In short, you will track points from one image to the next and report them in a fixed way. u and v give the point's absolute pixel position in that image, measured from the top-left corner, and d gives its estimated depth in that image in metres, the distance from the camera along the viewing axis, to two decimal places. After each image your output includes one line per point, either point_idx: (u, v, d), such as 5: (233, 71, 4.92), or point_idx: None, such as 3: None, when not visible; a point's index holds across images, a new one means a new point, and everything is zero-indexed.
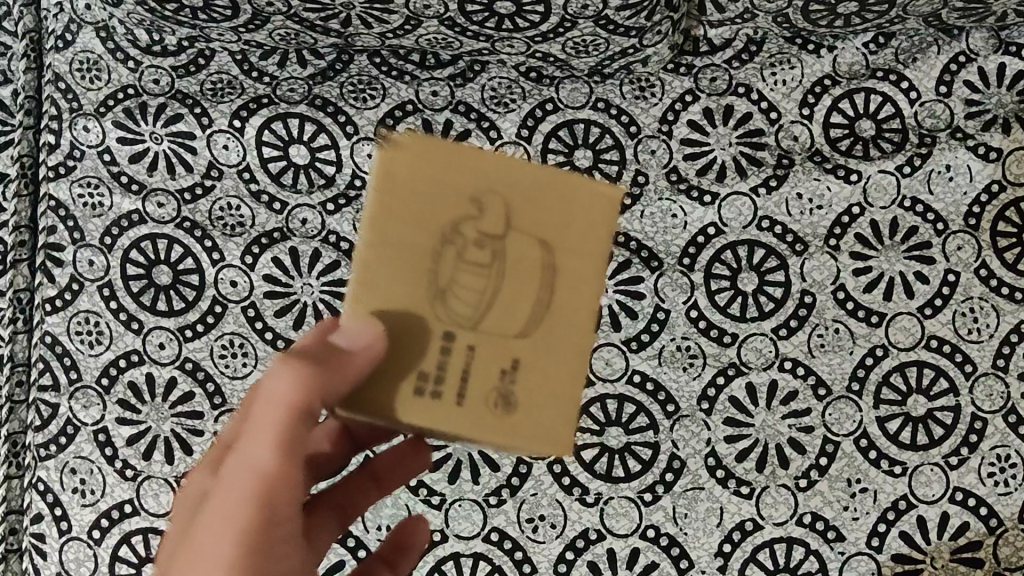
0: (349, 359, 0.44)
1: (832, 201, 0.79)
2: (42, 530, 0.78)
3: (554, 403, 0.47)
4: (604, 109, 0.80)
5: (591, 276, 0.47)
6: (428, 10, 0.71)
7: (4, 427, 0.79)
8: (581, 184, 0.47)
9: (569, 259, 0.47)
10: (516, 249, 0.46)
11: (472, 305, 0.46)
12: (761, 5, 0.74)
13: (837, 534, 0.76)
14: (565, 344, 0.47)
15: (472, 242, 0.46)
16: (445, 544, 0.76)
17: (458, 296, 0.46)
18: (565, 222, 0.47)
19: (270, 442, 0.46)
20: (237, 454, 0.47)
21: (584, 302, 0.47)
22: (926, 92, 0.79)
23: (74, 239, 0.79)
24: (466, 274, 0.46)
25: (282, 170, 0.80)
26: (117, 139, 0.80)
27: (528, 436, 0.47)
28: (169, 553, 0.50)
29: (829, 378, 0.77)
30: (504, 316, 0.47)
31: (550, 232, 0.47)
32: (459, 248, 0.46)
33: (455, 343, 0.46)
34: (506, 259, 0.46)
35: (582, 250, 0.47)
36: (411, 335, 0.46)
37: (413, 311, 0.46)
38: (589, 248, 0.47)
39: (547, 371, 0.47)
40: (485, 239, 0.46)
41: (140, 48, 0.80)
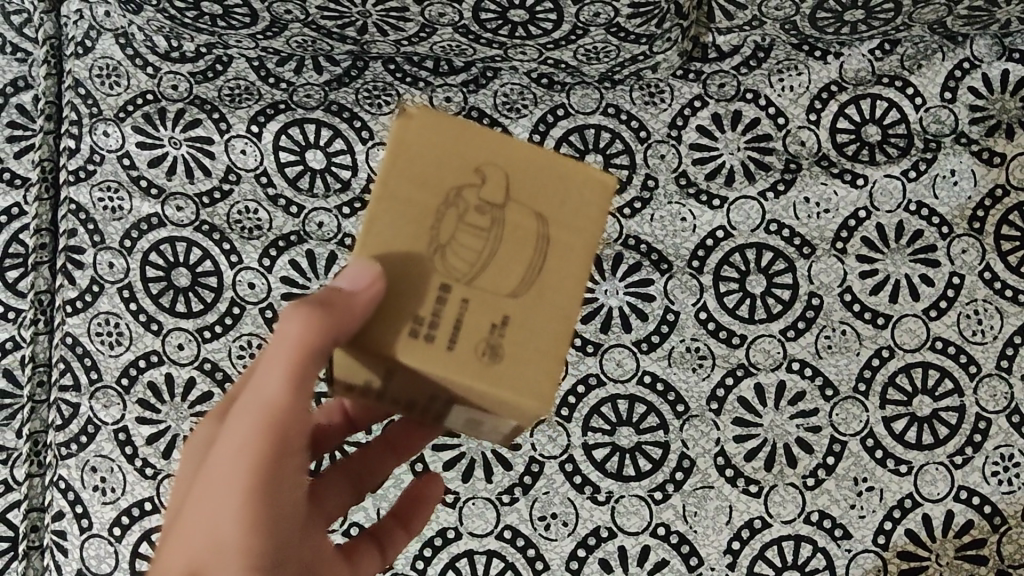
0: (354, 299, 0.43)
1: (840, 205, 0.80)
2: (64, 527, 0.79)
3: (537, 366, 0.46)
4: (614, 115, 0.82)
5: (579, 250, 0.47)
6: (443, 18, 0.72)
7: (25, 426, 0.81)
8: (574, 170, 0.48)
9: (560, 234, 0.47)
10: (513, 219, 0.47)
11: (466, 263, 0.46)
12: (770, 12, 0.75)
13: (845, 532, 0.77)
14: (550, 311, 0.47)
15: (472, 209, 0.46)
16: (458, 541, 0.77)
17: (453, 255, 0.46)
18: (558, 200, 0.47)
19: (277, 386, 0.47)
20: (246, 396, 0.48)
21: (571, 273, 0.47)
22: (931, 98, 0.80)
23: (94, 242, 0.81)
24: (462, 234, 0.46)
25: (299, 174, 0.82)
26: (137, 144, 0.82)
27: (513, 391, 0.45)
28: (187, 487, 0.52)
29: (836, 380, 0.79)
30: (497, 278, 0.46)
31: (546, 205, 0.47)
32: (460, 212, 0.46)
33: (449, 298, 0.46)
34: (502, 223, 0.46)
35: (576, 226, 0.47)
36: (408, 288, 0.45)
37: (412, 267, 0.46)
38: (579, 226, 0.47)
39: (533, 334, 0.46)
40: (485, 206, 0.46)
41: (159, 54, 0.82)
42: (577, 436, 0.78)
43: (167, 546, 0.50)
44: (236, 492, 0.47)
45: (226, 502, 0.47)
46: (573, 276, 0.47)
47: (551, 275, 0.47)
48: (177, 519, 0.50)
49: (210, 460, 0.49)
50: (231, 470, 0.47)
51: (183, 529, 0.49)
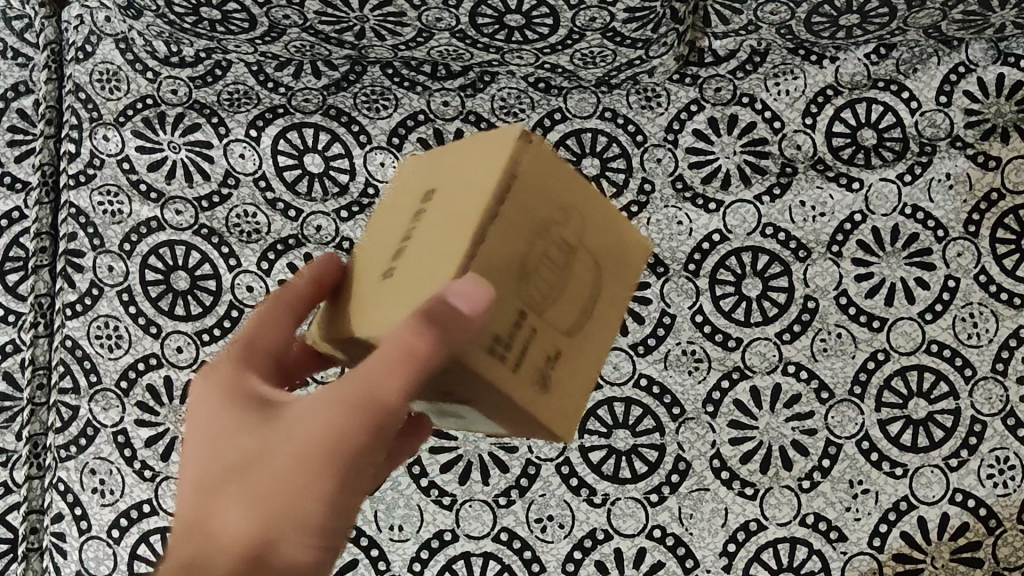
0: (471, 322, 0.41)
1: (835, 209, 0.81)
2: (63, 529, 0.79)
3: (571, 397, 0.49)
4: (611, 119, 0.82)
5: (615, 301, 0.51)
6: (440, 23, 0.73)
7: (25, 428, 0.81)
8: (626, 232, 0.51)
9: (608, 284, 0.50)
10: (581, 262, 0.48)
11: (541, 289, 0.46)
12: (765, 17, 0.76)
13: (840, 534, 0.77)
14: (586, 351, 0.50)
15: (556, 244, 0.47)
16: (456, 543, 0.78)
17: (534, 282, 0.46)
18: (612, 254, 0.50)
19: (385, 406, 0.45)
20: (343, 397, 0.45)
21: (606, 320, 0.51)
22: (927, 102, 0.81)
23: (94, 245, 0.81)
24: (548, 267, 0.47)
25: (297, 178, 0.82)
26: (136, 148, 0.82)
27: (558, 425, 0.47)
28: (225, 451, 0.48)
29: (832, 382, 0.79)
30: (559, 310, 0.47)
31: (601, 256, 0.50)
32: (548, 245, 0.46)
33: (525, 323, 0.46)
34: (576, 260, 0.48)
35: (616, 277, 0.51)
36: (499, 308, 0.44)
37: (504, 290, 0.44)
38: (621, 277, 0.51)
39: (571, 369, 0.49)
40: (564, 245, 0.47)
41: (158, 59, 0.82)
42: (573, 438, 0.79)
43: (217, 530, 0.47)
44: (312, 487, 0.45)
45: (303, 513, 0.46)
46: (606, 322, 0.51)
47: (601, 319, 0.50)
48: (224, 498, 0.47)
49: (286, 452, 0.46)
50: (315, 479, 0.45)
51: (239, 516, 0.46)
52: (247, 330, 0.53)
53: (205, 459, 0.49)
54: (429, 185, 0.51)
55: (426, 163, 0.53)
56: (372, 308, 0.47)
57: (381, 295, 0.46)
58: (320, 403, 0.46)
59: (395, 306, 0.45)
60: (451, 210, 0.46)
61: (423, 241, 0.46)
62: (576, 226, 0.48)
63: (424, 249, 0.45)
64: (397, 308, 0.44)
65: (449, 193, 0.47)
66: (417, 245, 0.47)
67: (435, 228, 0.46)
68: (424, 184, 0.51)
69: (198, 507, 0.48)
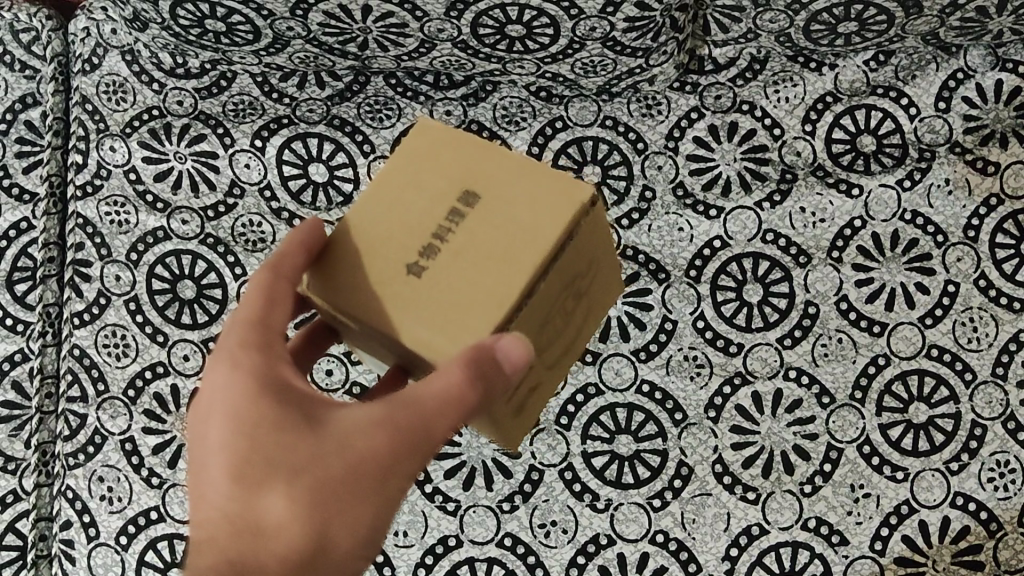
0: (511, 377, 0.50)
1: (835, 214, 0.81)
2: (71, 536, 0.79)
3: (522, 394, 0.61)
4: (612, 127, 0.83)
5: (574, 318, 0.63)
6: (442, 34, 0.74)
7: (34, 436, 0.82)
8: (604, 265, 0.62)
9: (577, 306, 0.62)
10: (573, 295, 0.59)
11: (541, 323, 0.56)
12: (763, 25, 0.77)
13: (842, 538, 0.77)
14: (547, 357, 0.61)
15: (567, 285, 0.57)
16: (460, 548, 0.78)
17: (543, 318, 0.56)
18: (590, 284, 0.61)
19: (429, 431, 0.51)
20: (392, 420, 0.52)
21: (564, 332, 0.62)
22: (925, 109, 0.81)
23: (101, 255, 0.82)
24: (556, 301, 0.56)
25: (302, 188, 0.83)
26: (142, 158, 0.84)
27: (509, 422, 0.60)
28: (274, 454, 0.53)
29: (833, 388, 0.79)
30: (548, 331, 0.58)
31: (583, 288, 0.61)
32: (563, 285, 0.56)
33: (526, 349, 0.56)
34: (567, 302, 0.59)
35: (583, 301, 0.62)
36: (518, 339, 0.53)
37: (527, 324, 0.54)
38: (584, 300, 0.63)
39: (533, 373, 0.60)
40: (570, 285, 0.57)
41: (164, 70, 0.84)
42: (576, 443, 0.79)
43: (268, 523, 0.53)
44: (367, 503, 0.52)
45: (350, 517, 0.53)
46: (564, 332, 0.62)
47: (558, 338, 0.62)
48: (274, 494, 0.53)
49: (335, 463, 0.52)
50: (363, 490, 0.52)
51: (289, 514, 0.52)
52: (257, 311, 0.55)
53: (248, 453, 0.53)
54: (459, 180, 0.54)
55: (449, 144, 0.55)
56: (404, 306, 0.52)
57: (413, 296, 0.52)
58: (367, 421, 0.52)
59: (434, 322, 0.51)
60: (498, 235, 0.52)
61: (462, 258, 0.52)
62: (581, 276, 0.58)
63: (463, 264, 0.52)
64: (438, 329, 0.51)
65: (493, 215, 0.53)
66: (453, 256, 0.53)
67: (476, 253, 0.52)
68: (452, 173, 0.55)
69: (243, 499, 0.53)
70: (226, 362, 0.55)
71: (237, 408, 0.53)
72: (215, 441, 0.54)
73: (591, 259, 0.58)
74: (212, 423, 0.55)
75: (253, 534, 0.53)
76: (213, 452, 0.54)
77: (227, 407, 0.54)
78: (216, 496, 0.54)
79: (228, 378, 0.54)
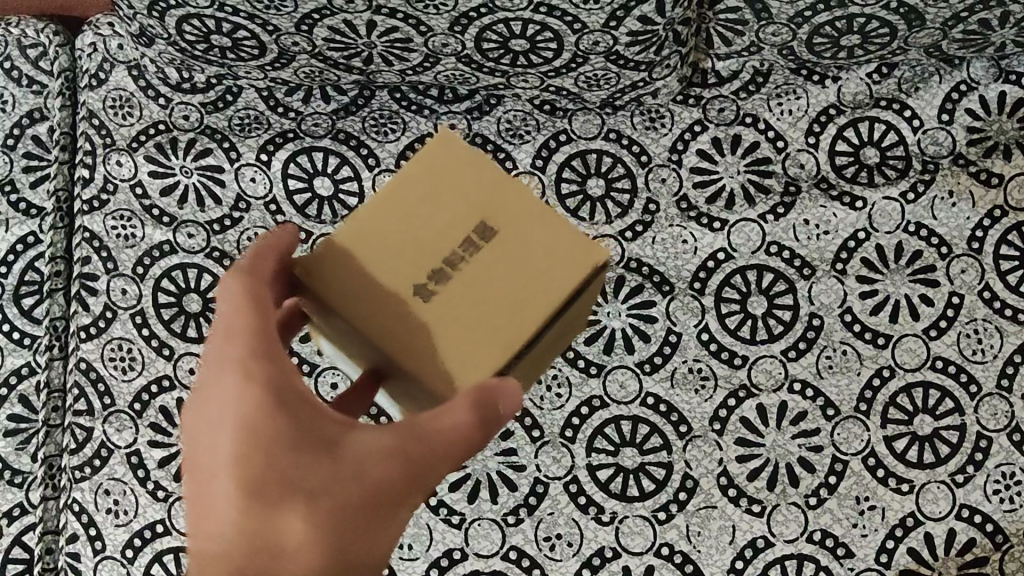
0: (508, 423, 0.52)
1: (839, 226, 0.81)
2: (78, 549, 0.79)
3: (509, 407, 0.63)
4: (615, 140, 0.84)
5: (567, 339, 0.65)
6: (446, 48, 0.74)
7: (41, 450, 0.82)
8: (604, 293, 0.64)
9: (569, 332, 0.64)
10: (570, 326, 0.61)
11: (534, 356, 0.58)
12: (767, 38, 0.78)
13: (847, 551, 0.77)
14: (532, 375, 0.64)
15: (567, 321, 0.58)
16: (465, 562, 0.78)
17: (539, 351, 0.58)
18: (585, 312, 0.63)
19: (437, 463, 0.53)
20: (404, 449, 0.53)
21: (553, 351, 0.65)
22: (929, 121, 0.82)
23: (108, 269, 0.83)
24: (554, 337, 0.58)
25: (307, 202, 0.83)
26: (149, 173, 0.84)
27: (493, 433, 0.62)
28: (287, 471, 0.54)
29: (838, 400, 0.79)
30: (540, 359, 0.60)
31: (580, 317, 0.62)
32: (564, 323, 0.58)
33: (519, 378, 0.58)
34: (562, 328, 0.61)
35: (578, 323, 0.64)
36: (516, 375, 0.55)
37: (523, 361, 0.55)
38: (579, 322, 0.65)
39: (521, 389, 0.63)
40: (569, 320, 0.59)
41: (170, 85, 0.85)
42: (581, 456, 0.80)
43: (281, 538, 0.54)
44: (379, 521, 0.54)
45: (362, 539, 0.54)
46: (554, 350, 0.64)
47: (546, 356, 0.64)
48: (288, 511, 0.54)
49: (350, 487, 0.54)
50: (374, 517, 0.54)
51: (303, 533, 0.53)
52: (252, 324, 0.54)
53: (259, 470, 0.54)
54: (475, 201, 0.55)
55: (469, 157, 0.55)
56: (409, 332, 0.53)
57: (418, 323, 0.53)
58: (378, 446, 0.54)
59: (437, 354, 0.52)
60: (512, 278, 0.54)
61: (470, 289, 0.54)
62: (579, 306, 0.60)
63: (474, 299, 0.53)
64: (440, 361, 0.52)
65: (507, 255, 0.54)
66: (461, 285, 0.54)
67: (485, 288, 0.54)
68: (472, 199, 0.55)
69: (255, 515, 0.54)
70: (233, 373, 0.55)
71: (249, 421, 0.54)
72: (226, 454, 0.55)
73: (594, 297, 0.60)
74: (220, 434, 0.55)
75: (264, 549, 0.54)
76: (221, 464, 0.55)
77: (238, 420, 0.54)
78: (228, 512, 0.54)
79: (237, 391, 0.54)
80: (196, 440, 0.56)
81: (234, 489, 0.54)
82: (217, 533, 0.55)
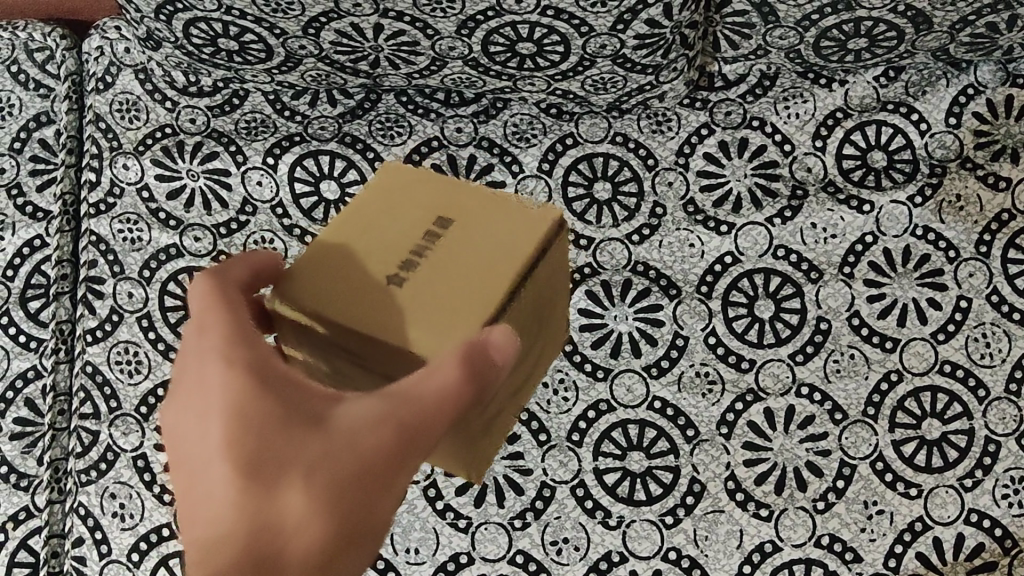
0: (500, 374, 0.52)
1: (846, 230, 0.81)
2: (84, 553, 0.78)
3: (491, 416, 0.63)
4: (622, 143, 0.84)
5: (528, 352, 0.67)
6: (452, 52, 0.74)
7: (46, 453, 0.82)
8: (556, 297, 0.68)
9: (531, 341, 0.66)
10: (531, 324, 0.63)
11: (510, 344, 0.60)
12: (774, 42, 0.78)
13: (855, 556, 0.76)
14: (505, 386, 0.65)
15: (533, 308, 0.61)
16: (471, 566, 0.78)
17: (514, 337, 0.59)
18: (542, 317, 0.66)
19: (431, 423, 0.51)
20: (394, 414, 0.50)
21: (519, 365, 0.66)
22: (936, 124, 0.82)
23: (114, 272, 0.83)
24: (524, 324, 0.60)
25: (313, 205, 0.83)
26: (155, 176, 0.84)
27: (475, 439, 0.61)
28: (276, 450, 0.51)
29: (845, 404, 0.79)
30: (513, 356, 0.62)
31: (537, 320, 0.65)
32: (531, 307, 0.60)
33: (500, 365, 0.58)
34: (527, 333, 0.63)
35: (538, 332, 0.67)
36: None
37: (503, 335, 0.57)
38: (537, 333, 0.67)
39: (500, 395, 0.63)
40: (534, 310, 0.62)
41: (177, 89, 0.85)
42: (588, 460, 0.79)
43: (282, 525, 0.49)
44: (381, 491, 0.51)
45: (365, 518, 0.50)
46: (520, 364, 0.66)
47: (514, 373, 0.66)
48: (285, 491, 0.50)
49: (344, 460, 0.50)
50: (377, 488, 0.50)
51: (305, 511, 0.49)
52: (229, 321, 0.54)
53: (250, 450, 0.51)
54: (429, 201, 0.59)
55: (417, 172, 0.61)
56: (389, 310, 0.54)
57: (397, 303, 0.54)
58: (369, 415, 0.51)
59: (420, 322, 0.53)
60: (480, 251, 0.56)
61: (442, 269, 0.56)
62: (540, 304, 0.63)
63: (448, 275, 0.55)
64: (423, 328, 0.53)
65: (469, 235, 0.57)
66: (431, 269, 0.56)
67: (456, 266, 0.56)
68: (427, 203, 0.59)
69: (253, 500, 0.50)
70: (215, 361, 0.53)
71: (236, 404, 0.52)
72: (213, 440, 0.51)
73: (550, 289, 0.64)
74: (205, 427, 0.52)
75: (266, 537, 0.49)
76: (211, 455, 0.51)
77: (225, 403, 0.52)
78: (221, 502, 0.50)
79: (221, 376, 0.53)
80: (181, 442, 0.54)
81: (226, 479, 0.50)
82: (208, 531, 0.50)
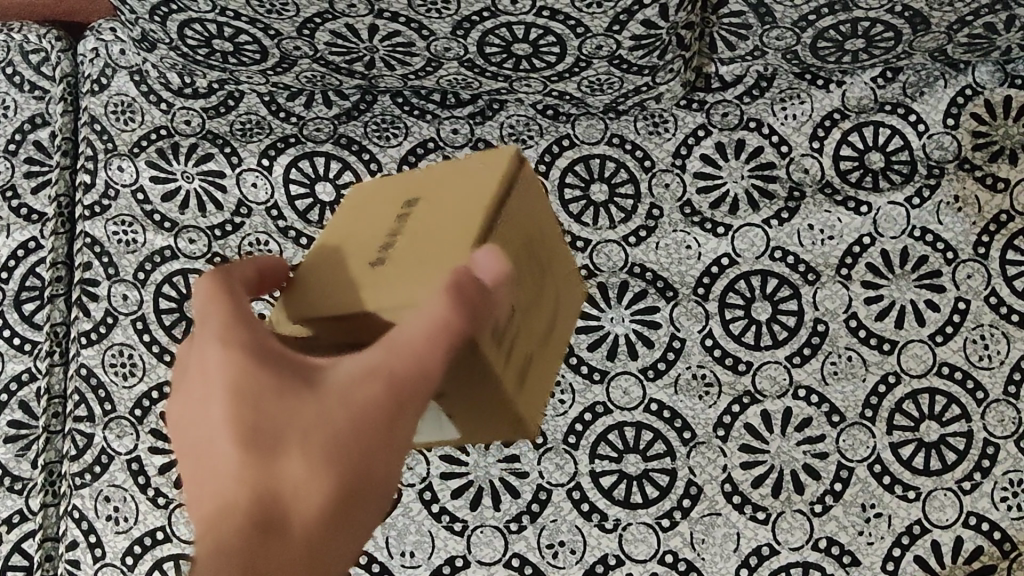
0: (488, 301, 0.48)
1: (843, 232, 0.81)
2: (78, 556, 0.79)
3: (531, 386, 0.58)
4: (619, 145, 0.83)
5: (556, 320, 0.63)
6: (448, 53, 0.74)
7: (40, 456, 0.81)
8: (563, 258, 0.64)
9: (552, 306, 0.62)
10: (540, 283, 0.60)
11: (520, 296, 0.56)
12: (771, 42, 0.77)
13: (853, 559, 0.76)
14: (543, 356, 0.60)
15: (530, 260, 0.58)
16: (467, 569, 0.78)
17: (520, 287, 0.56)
18: (555, 279, 0.63)
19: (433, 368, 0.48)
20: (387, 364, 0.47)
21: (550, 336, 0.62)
22: (934, 125, 0.81)
23: (109, 274, 0.82)
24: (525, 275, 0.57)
25: (308, 207, 0.83)
26: (150, 178, 0.84)
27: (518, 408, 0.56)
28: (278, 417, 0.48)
29: (843, 406, 0.79)
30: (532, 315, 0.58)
31: (551, 282, 0.62)
32: (527, 255, 0.57)
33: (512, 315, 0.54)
34: (537, 285, 0.59)
35: (560, 298, 0.63)
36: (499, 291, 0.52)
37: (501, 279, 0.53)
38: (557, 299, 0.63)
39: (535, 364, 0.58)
40: (533, 260, 0.58)
41: (173, 90, 0.84)
42: (585, 463, 0.79)
43: (291, 497, 0.47)
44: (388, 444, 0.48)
45: (374, 476, 0.48)
46: (551, 335, 0.62)
47: (547, 336, 0.61)
48: (289, 459, 0.47)
49: (343, 421, 0.47)
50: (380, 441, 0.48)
51: (308, 475, 0.47)
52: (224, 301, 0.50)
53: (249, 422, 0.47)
54: (397, 189, 0.59)
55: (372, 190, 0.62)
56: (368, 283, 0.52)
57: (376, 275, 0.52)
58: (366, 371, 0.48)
59: (401, 281, 0.51)
60: (448, 207, 0.54)
61: (417, 237, 0.54)
62: (539, 253, 0.59)
63: (424, 238, 0.53)
64: (403, 286, 0.51)
65: (435, 201, 0.56)
66: (407, 242, 0.54)
67: (428, 229, 0.54)
68: (393, 198, 0.58)
69: (256, 468, 0.47)
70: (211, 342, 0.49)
71: (237, 381, 0.48)
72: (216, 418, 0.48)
73: (545, 239, 0.61)
74: (207, 410, 0.49)
75: (272, 504, 0.47)
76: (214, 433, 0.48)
77: (225, 386, 0.48)
78: (226, 477, 0.47)
79: (218, 357, 0.49)
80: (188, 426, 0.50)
81: (232, 459, 0.47)
82: (214, 505, 0.47)
